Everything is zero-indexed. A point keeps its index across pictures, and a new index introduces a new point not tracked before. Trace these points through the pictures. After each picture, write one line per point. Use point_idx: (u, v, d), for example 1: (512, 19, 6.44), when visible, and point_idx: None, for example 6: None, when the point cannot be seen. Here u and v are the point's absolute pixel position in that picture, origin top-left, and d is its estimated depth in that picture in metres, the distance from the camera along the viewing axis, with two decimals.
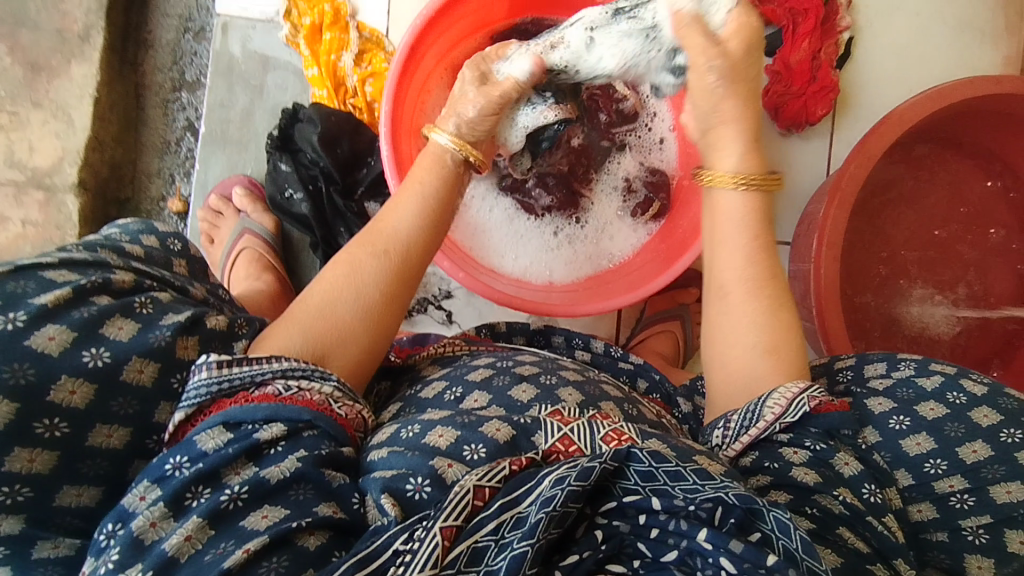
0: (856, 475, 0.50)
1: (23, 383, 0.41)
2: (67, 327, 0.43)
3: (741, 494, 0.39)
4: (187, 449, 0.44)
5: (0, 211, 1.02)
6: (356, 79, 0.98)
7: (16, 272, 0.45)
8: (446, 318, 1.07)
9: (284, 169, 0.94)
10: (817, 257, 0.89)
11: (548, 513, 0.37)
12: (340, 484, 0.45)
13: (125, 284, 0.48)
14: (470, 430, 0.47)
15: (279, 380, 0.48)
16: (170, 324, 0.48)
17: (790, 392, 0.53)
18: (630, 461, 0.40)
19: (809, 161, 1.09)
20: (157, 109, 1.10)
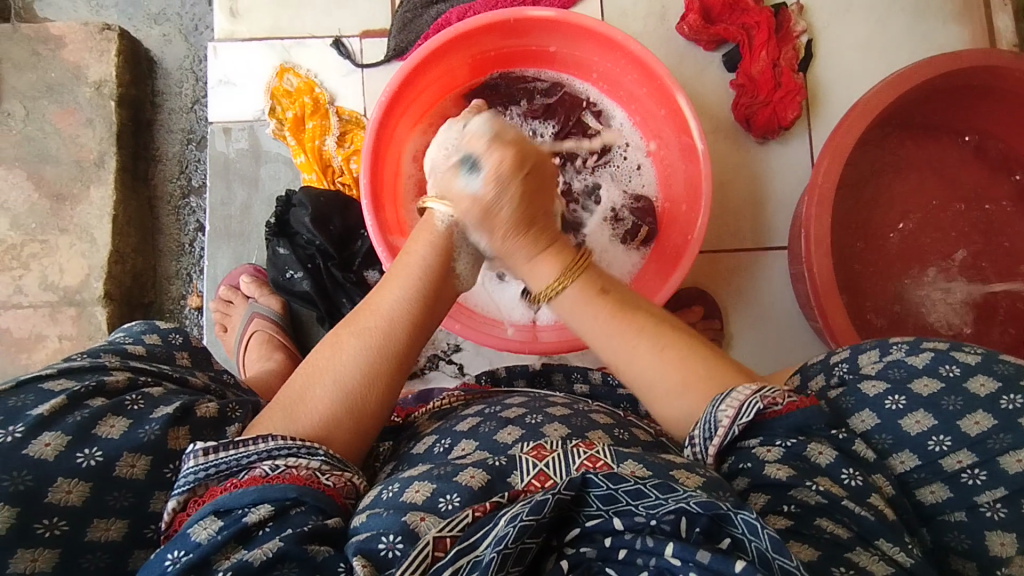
0: (833, 463, 0.53)
1: (22, 488, 0.46)
2: (61, 433, 0.49)
3: (702, 501, 0.42)
4: (181, 544, 0.46)
5: (38, 330, 1.10)
6: (340, 158, 1.05)
7: (18, 388, 0.51)
8: (458, 369, 1.08)
9: (283, 252, 0.99)
10: (807, 255, 0.89)
11: (501, 550, 0.41)
12: (324, 557, 0.46)
13: (119, 384, 0.55)
14: (445, 481, 0.49)
15: (265, 461, 0.51)
16: (159, 418, 0.53)
17: (741, 394, 0.56)
18: (587, 487, 0.44)
19: (790, 163, 1.10)
20: (171, 216, 1.20)
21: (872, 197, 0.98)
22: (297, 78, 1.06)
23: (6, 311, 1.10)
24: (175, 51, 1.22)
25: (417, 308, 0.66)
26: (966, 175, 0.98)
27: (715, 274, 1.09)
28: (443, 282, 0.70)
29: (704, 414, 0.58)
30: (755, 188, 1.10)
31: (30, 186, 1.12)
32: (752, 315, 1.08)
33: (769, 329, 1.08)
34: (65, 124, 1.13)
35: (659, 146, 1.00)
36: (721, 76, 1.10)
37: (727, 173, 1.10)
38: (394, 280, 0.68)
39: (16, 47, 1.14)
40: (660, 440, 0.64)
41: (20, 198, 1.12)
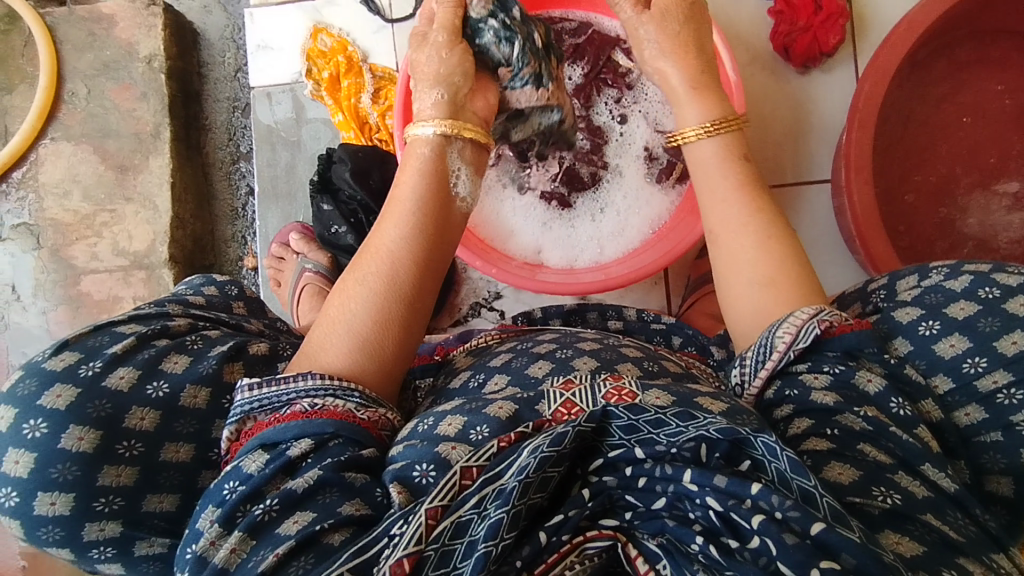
0: (880, 392, 0.53)
1: (103, 413, 0.52)
2: (133, 367, 0.55)
3: (722, 428, 0.44)
4: (236, 474, 0.51)
5: (115, 292, 1.20)
6: (376, 115, 1.07)
7: (95, 331, 0.58)
8: (499, 317, 1.12)
9: (327, 208, 1.03)
10: (847, 183, 0.86)
11: (523, 480, 0.43)
12: (362, 483, 0.51)
13: (180, 328, 0.61)
14: (475, 414, 0.52)
15: (305, 399, 0.55)
16: (216, 354, 0.59)
17: (800, 319, 0.57)
18: (609, 418, 0.46)
19: (834, 93, 1.05)
20: (223, 182, 1.27)
21: (921, 120, 0.94)
22: (330, 38, 1.09)
23: (85, 276, 1.20)
24: (215, 21, 1.26)
25: (422, 248, 0.66)
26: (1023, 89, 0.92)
27: None
28: (446, 212, 0.69)
29: (760, 339, 0.58)
30: (796, 120, 1.06)
31: (96, 159, 1.20)
32: None
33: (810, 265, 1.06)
34: (122, 99, 1.20)
35: None
36: (758, 5, 1.06)
37: (767, 107, 1.06)
38: (392, 216, 0.67)
39: (74, 28, 1.21)
40: (692, 371, 0.66)
41: (89, 171, 1.20)
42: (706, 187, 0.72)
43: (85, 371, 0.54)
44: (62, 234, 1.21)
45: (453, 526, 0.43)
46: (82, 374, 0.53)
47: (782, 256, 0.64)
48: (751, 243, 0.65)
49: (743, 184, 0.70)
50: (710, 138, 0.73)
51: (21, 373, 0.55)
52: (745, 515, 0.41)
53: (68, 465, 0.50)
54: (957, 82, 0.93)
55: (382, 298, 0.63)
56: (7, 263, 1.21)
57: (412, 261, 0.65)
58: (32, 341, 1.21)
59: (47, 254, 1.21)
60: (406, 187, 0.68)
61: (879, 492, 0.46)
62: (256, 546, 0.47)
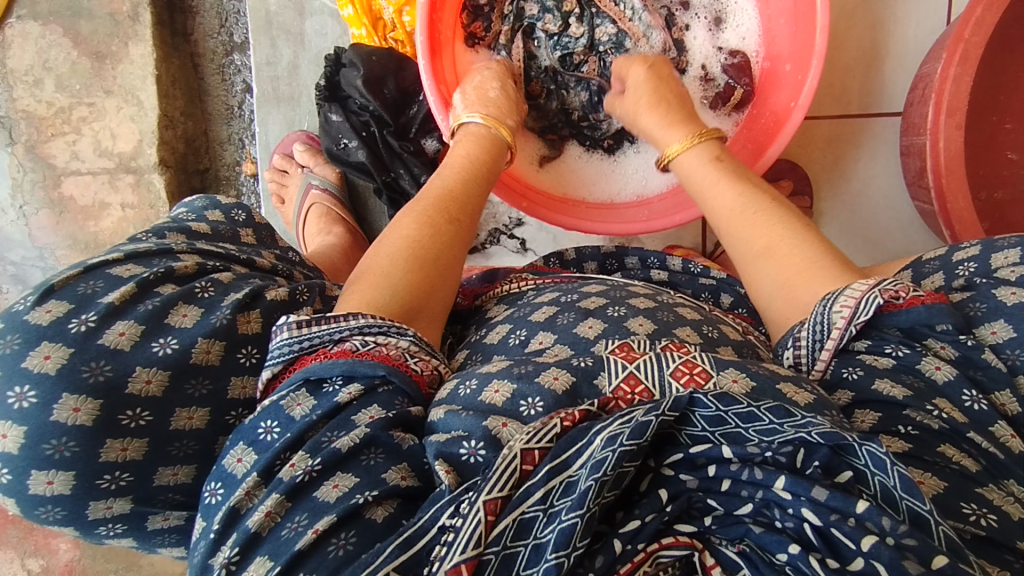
0: (951, 382, 0.47)
1: (102, 379, 0.46)
2: (134, 323, 0.49)
3: (825, 432, 0.36)
4: (275, 415, 0.46)
5: (102, 198, 1.10)
6: (392, 10, 0.92)
7: (86, 274, 0.51)
8: (520, 246, 1.04)
9: (336, 119, 0.92)
10: (935, 125, 0.76)
11: (599, 478, 0.37)
12: (410, 445, 0.46)
13: (187, 270, 0.54)
14: (526, 383, 0.45)
15: (356, 336, 0.49)
16: (229, 303, 0.52)
17: (858, 290, 0.51)
18: (693, 407, 0.38)
19: (927, 9, 0.91)
20: (215, 76, 1.13)
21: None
22: None
23: (66, 177, 1.10)
24: None
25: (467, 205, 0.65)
26: None
27: (809, 147, 0.97)
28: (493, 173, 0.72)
29: (813, 313, 0.52)
30: (872, 44, 0.93)
31: (68, 43, 1.05)
32: (850, 196, 0.97)
33: (864, 210, 0.97)
34: None
35: None
36: None
37: (841, 25, 0.93)
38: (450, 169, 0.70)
39: None
40: (749, 340, 0.58)
41: (60, 56, 1.06)
42: (701, 187, 0.69)
43: (76, 328, 0.47)
44: (37, 129, 1.08)
45: (515, 525, 0.37)
46: (73, 331, 0.47)
47: (781, 224, 0.60)
48: (743, 223, 0.61)
49: (731, 176, 0.67)
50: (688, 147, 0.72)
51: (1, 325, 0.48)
52: (849, 533, 0.35)
53: (65, 440, 0.45)
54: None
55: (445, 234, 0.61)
56: None
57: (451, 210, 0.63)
58: (16, 246, 1.12)
59: (22, 151, 1.09)
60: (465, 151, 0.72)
61: (971, 512, 0.41)
62: (292, 510, 0.43)
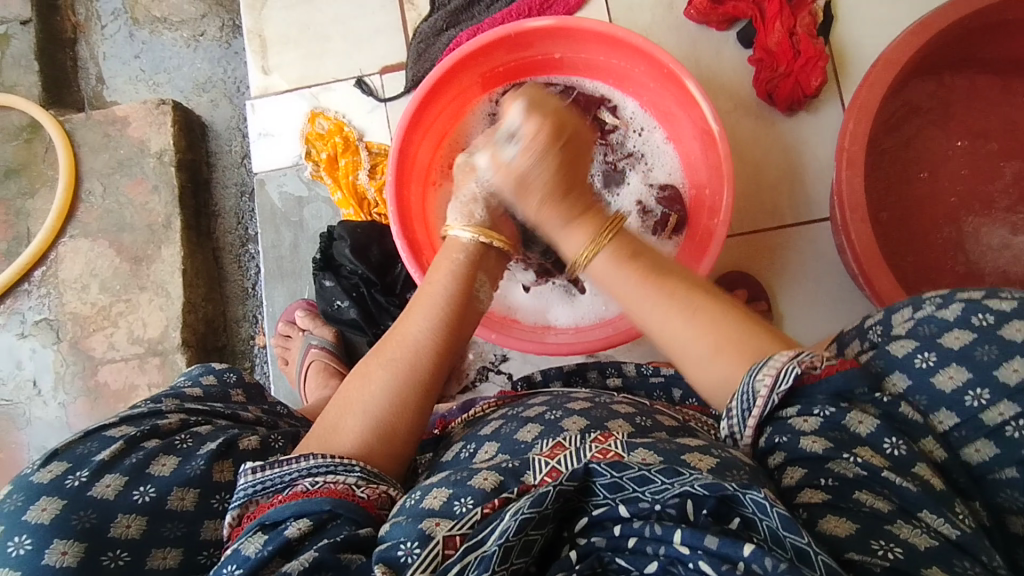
0: (873, 432, 0.49)
1: (88, 524, 0.52)
2: (120, 474, 0.55)
3: (707, 484, 0.40)
4: (233, 559, 0.49)
5: (131, 379, 1.22)
6: (374, 190, 1.12)
7: (87, 437, 0.58)
8: (508, 379, 1.11)
9: (329, 285, 1.05)
10: (845, 222, 0.85)
11: (503, 543, 0.41)
12: (358, 564, 0.48)
13: (170, 426, 0.60)
14: (460, 485, 0.47)
15: (306, 478, 0.53)
16: (205, 454, 0.57)
17: (778, 361, 0.53)
18: (591, 476, 0.43)
19: (825, 131, 1.06)
20: (233, 264, 1.30)
21: (897, 151, 0.94)
22: (328, 120, 1.14)
23: (102, 366, 1.23)
24: (222, 114, 1.33)
25: (434, 366, 0.66)
26: (1000, 115, 0.93)
27: (755, 256, 1.06)
28: (467, 313, 0.73)
29: (742, 384, 0.55)
30: (790, 162, 1.06)
31: (112, 252, 1.25)
32: (805, 294, 1.04)
33: (820, 305, 1.04)
34: (136, 193, 1.26)
35: (677, 127, 0.99)
36: (738, 55, 1.08)
37: (759, 151, 1.07)
38: (420, 306, 0.71)
39: (91, 131, 1.28)
40: (688, 425, 0.62)
41: (105, 264, 1.25)
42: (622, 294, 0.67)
43: (71, 482, 0.53)
44: (81, 327, 1.24)
45: None
46: (68, 485, 0.53)
47: (732, 322, 0.60)
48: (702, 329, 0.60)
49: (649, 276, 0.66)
50: (599, 252, 0.70)
51: (11, 486, 0.55)
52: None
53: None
54: (928, 110, 0.93)
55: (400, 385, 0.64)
56: (30, 358, 1.25)
57: (397, 363, 0.65)
58: (53, 434, 1.23)
59: (67, 347, 1.24)
60: (437, 285, 0.73)
61: (879, 546, 0.43)
62: None
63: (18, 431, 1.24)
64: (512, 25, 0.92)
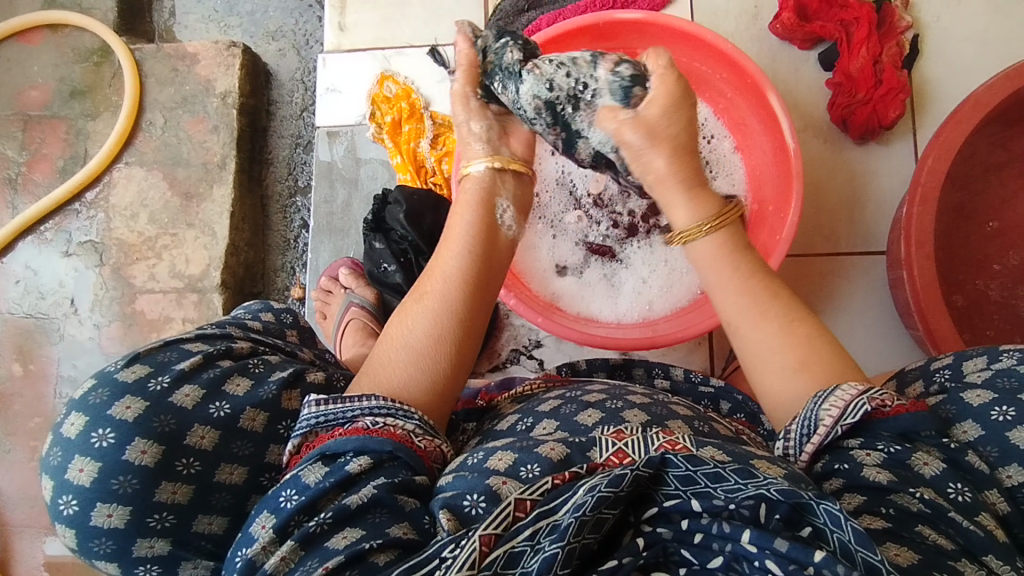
0: (938, 475, 0.50)
1: (167, 429, 0.53)
2: (198, 386, 0.55)
3: (783, 489, 0.41)
4: (294, 484, 0.50)
5: (167, 312, 1.24)
6: (433, 159, 1.12)
7: (166, 346, 0.59)
8: (538, 366, 1.11)
9: (378, 247, 1.06)
10: (907, 259, 0.85)
11: (579, 517, 0.41)
12: (412, 507, 0.49)
13: (242, 350, 0.62)
14: (526, 452, 0.49)
15: (367, 416, 0.53)
16: (276, 380, 0.59)
17: (847, 393, 0.53)
18: (666, 467, 0.42)
19: (892, 165, 1.05)
20: (279, 214, 1.31)
21: (968, 194, 0.93)
22: (396, 85, 1.14)
23: (140, 295, 1.25)
24: (288, 64, 1.34)
25: (472, 298, 0.66)
26: None
27: (805, 280, 1.05)
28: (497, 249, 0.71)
29: (804, 410, 0.55)
30: (852, 192, 1.05)
31: (165, 185, 1.27)
32: (846, 325, 1.04)
33: (862, 340, 1.03)
34: (195, 131, 1.27)
35: (749, 139, 0.99)
36: (817, 76, 1.07)
37: (823, 175, 1.06)
38: (449, 243, 0.69)
39: (159, 64, 1.29)
40: (743, 438, 0.62)
41: (156, 196, 1.27)
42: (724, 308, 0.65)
43: (154, 386, 0.54)
44: (125, 254, 1.26)
45: (506, 555, 0.41)
46: (151, 388, 0.54)
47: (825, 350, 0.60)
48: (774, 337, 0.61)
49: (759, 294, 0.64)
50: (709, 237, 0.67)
51: (93, 381, 0.56)
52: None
53: (129, 477, 0.51)
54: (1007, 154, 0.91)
55: (439, 321, 0.63)
56: (71, 277, 1.27)
57: (438, 300, 0.64)
58: (84, 354, 1.25)
59: (108, 272, 1.26)
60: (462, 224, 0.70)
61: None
62: (305, 557, 0.47)
63: (50, 346, 1.26)
64: (601, 14, 0.92)
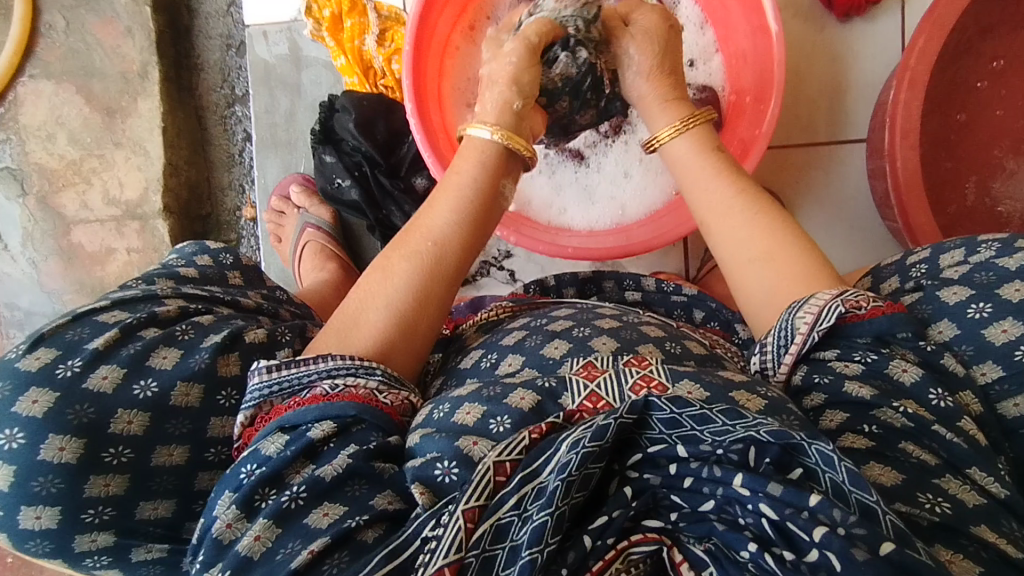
0: (917, 382, 0.49)
1: (86, 419, 0.49)
2: (117, 366, 0.51)
3: (774, 431, 0.39)
4: (253, 458, 0.48)
5: (108, 243, 1.15)
6: (382, 59, 1.00)
7: (75, 322, 0.54)
8: (509, 277, 1.07)
9: (330, 160, 0.97)
10: (891, 148, 0.81)
11: (565, 478, 0.39)
12: (391, 473, 0.48)
13: (169, 314, 0.57)
14: (495, 404, 0.47)
15: (326, 380, 0.52)
16: (208, 347, 0.55)
17: (822, 300, 0.52)
18: (649, 411, 0.41)
19: (879, 42, 0.98)
20: (218, 126, 1.19)
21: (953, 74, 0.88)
22: None
23: (75, 226, 1.15)
24: None
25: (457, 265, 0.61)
26: None
27: (780, 172, 1.01)
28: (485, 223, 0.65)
29: (780, 321, 0.55)
30: (832, 78, 0.99)
31: (81, 100, 1.13)
32: (820, 221, 1.01)
33: (837, 234, 1.01)
34: (106, 34, 1.11)
35: (727, 22, 0.90)
36: None
37: (803, 61, 0.99)
38: (443, 199, 0.63)
39: None
40: (715, 352, 0.60)
41: (74, 113, 1.13)
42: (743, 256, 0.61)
43: (63, 373, 0.50)
44: (49, 181, 1.14)
45: (493, 529, 0.40)
46: (60, 376, 0.50)
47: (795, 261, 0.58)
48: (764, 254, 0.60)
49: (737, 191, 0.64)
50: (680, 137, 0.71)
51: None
52: (804, 526, 0.37)
53: (49, 477, 0.48)
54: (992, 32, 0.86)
55: (424, 284, 0.59)
56: None
57: (420, 261, 0.60)
58: (25, 292, 1.17)
59: (35, 201, 1.15)
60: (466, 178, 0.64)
61: (926, 500, 0.42)
62: (282, 536, 0.45)
63: None
64: None
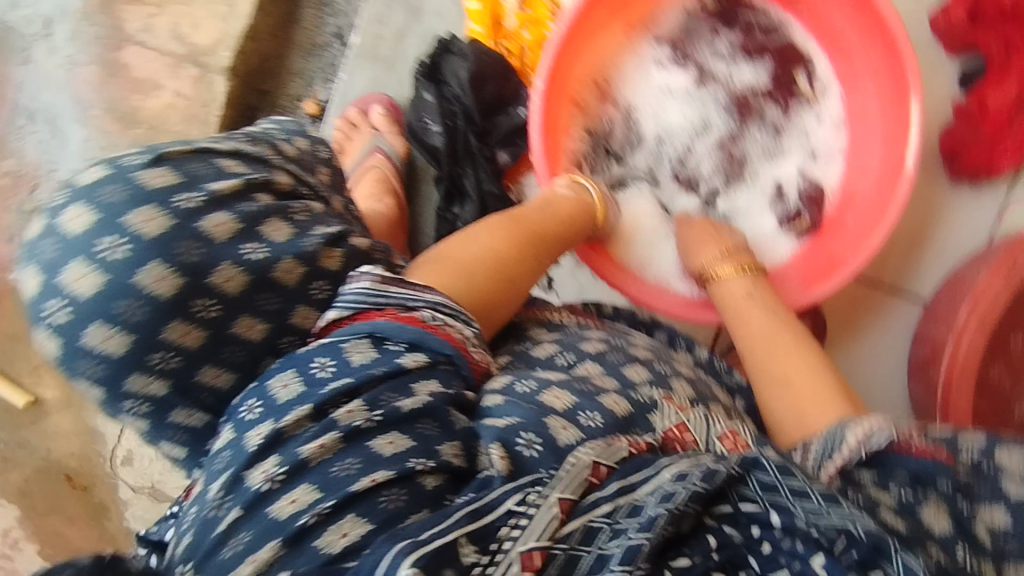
0: (950, 537, 0.42)
1: (189, 260, 0.42)
2: (233, 217, 0.44)
3: (870, 530, 0.37)
4: (331, 352, 0.43)
5: (158, 78, 1.06)
6: (516, 21, 0.94)
7: (197, 153, 0.46)
8: (547, 283, 1.04)
9: (427, 98, 0.93)
10: (965, 321, 0.83)
11: (670, 508, 0.36)
12: (464, 426, 0.43)
13: (284, 186, 0.49)
14: (589, 400, 0.46)
15: (427, 309, 0.48)
16: (320, 234, 0.48)
17: (870, 423, 0.47)
18: (755, 469, 0.40)
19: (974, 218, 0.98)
20: (311, 10, 1.09)
21: None
22: None
23: (129, 46, 1.07)
24: None
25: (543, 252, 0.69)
26: None
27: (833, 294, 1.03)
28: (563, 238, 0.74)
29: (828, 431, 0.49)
30: (919, 228, 1.00)
31: None
32: (850, 350, 1.02)
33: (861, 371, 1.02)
34: None
35: (863, 134, 0.90)
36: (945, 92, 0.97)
37: None
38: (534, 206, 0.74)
39: None
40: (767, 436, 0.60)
41: None
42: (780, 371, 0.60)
43: (182, 202, 0.43)
44: None
45: (583, 530, 0.36)
46: (178, 204, 0.43)
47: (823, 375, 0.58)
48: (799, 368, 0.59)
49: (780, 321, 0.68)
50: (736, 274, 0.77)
51: (106, 169, 0.44)
52: None
53: (137, 303, 0.41)
54: None
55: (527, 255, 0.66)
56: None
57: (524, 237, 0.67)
58: (54, 89, 1.10)
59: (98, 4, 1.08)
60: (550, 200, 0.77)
61: None
62: (345, 451, 0.39)
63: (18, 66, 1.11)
64: None
